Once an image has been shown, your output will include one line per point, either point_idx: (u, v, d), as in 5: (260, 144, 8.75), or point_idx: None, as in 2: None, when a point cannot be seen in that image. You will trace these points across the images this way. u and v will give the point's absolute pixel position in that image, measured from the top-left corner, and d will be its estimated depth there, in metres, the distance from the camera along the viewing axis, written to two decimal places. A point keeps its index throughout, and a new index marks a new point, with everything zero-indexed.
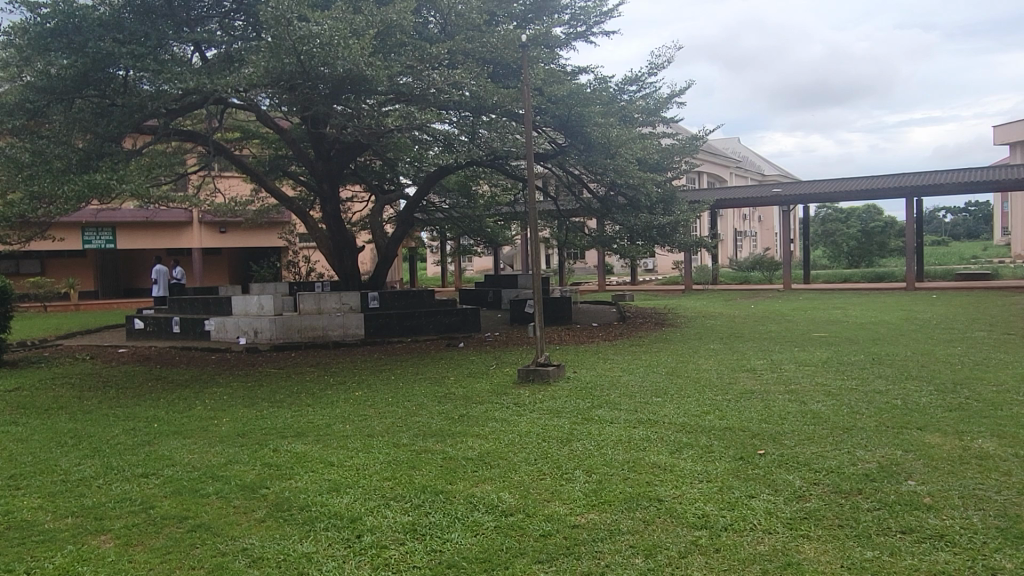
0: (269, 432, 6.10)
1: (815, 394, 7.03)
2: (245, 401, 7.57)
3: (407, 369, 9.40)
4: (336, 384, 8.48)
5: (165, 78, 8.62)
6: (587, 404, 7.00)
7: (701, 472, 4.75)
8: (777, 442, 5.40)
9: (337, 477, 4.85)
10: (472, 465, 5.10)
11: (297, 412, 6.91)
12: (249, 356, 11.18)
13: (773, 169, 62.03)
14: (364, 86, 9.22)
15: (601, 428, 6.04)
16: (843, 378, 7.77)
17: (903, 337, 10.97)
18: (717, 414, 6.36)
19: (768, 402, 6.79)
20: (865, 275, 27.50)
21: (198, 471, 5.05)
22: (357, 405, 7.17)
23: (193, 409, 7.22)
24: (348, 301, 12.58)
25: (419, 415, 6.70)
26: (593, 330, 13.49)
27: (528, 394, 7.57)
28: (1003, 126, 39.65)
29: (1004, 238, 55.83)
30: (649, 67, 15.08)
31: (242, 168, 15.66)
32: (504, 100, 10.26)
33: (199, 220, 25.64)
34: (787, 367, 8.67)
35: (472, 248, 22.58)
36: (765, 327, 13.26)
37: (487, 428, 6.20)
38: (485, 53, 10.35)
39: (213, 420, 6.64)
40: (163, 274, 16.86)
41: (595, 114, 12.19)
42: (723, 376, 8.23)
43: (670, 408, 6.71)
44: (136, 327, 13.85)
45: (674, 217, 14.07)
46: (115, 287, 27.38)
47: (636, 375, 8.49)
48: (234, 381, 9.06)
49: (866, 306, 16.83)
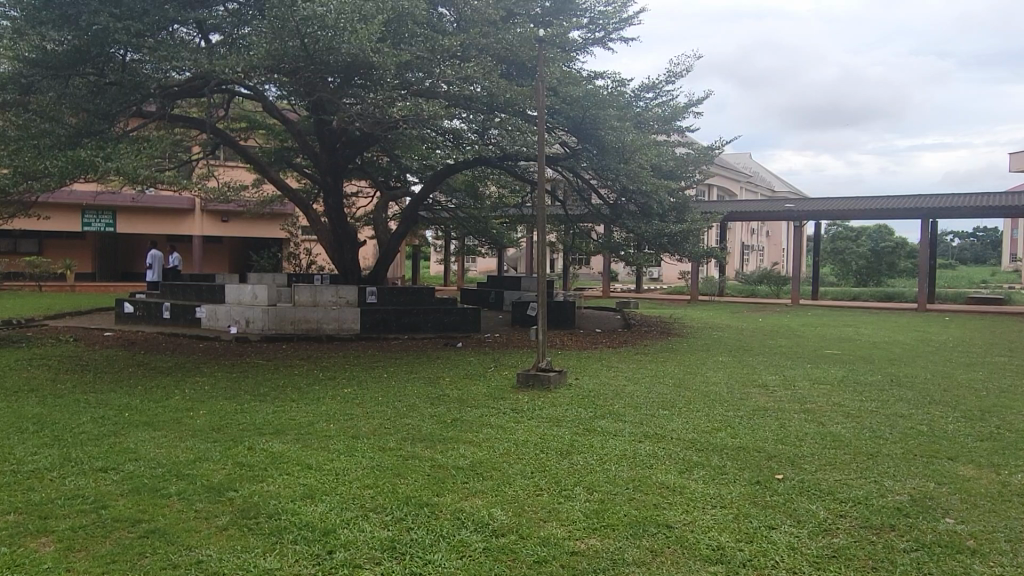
0: (248, 428, 5.67)
1: (834, 415, 6.58)
2: (227, 393, 7.16)
3: (401, 368, 8.95)
4: (325, 380, 8.04)
5: (161, 57, 8.20)
6: (589, 414, 6.56)
7: (715, 497, 4.31)
8: (796, 465, 4.96)
9: (314, 483, 4.42)
10: (463, 476, 4.66)
11: (279, 407, 6.48)
12: (237, 347, 10.75)
13: (783, 184, 61.56)
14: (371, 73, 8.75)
15: (604, 441, 5.60)
16: (862, 399, 7.31)
17: (921, 359, 10.50)
18: (729, 432, 5.91)
19: (783, 421, 6.33)
20: (875, 294, 27.01)
21: (163, 467, 4.63)
22: (344, 403, 6.75)
23: (171, 399, 6.79)
24: (344, 294, 12.06)
25: (410, 417, 6.26)
26: (596, 336, 13.06)
27: (527, 399, 7.13)
28: (1020, 151, 39.15)
29: (1012, 264, 55.31)
30: (667, 74, 14.65)
31: (245, 158, 15.20)
32: (517, 96, 9.72)
33: (202, 208, 25.26)
34: (801, 384, 8.21)
35: (476, 248, 22.17)
36: (775, 341, 12.81)
37: (481, 435, 5.76)
38: (500, 51, 9.88)
39: (189, 413, 6.22)
40: (158, 259, 16.47)
41: (610, 117, 11.69)
42: (734, 391, 7.78)
43: (678, 422, 6.26)
44: (126, 310, 13.51)
45: (686, 225, 13.61)
46: (113, 270, 27.06)
47: (642, 386, 8.04)
48: (219, 371, 8.63)
49: (879, 325, 16.35)
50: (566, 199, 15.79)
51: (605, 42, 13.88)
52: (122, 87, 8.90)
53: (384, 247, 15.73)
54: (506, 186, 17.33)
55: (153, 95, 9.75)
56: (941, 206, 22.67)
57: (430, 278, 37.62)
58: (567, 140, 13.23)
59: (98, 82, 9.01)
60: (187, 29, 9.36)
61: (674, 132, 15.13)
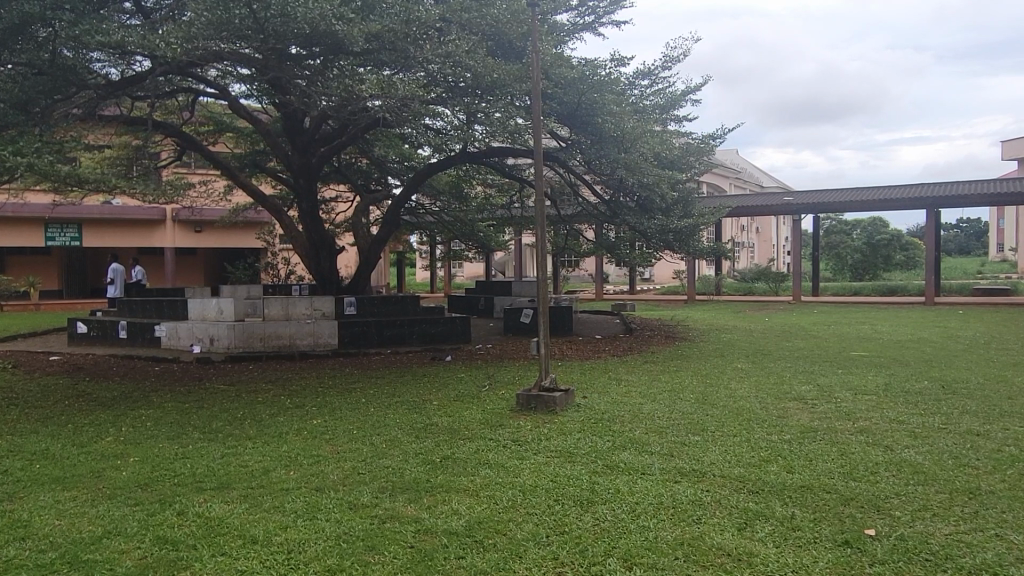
0: (185, 482, 4.50)
1: (897, 436, 5.50)
2: (171, 432, 5.97)
3: (381, 390, 7.78)
4: (292, 410, 6.85)
5: (87, 34, 7.13)
6: (609, 444, 5.44)
7: (797, 570, 3.22)
8: (885, 513, 3.90)
9: (257, 570, 3.27)
10: (458, 548, 3.51)
11: (232, 450, 5.30)
12: (199, 368, 9.58)
13: (772, 179, 60.46)
14: (335, 42, 7.72)
15: (633, 483, 4.50)
16: (922, 414, 6.23)
17: (960, 359, 9.48)
18: (782, 464, 4.84)
19: (842, 447, 5.25)
20: (877, 287, 26.15)
21: (55, 552, 3.46)
22: (312, 442, 5.58)
23: (99, 443, 5.59)
24: (320, 306, 10.94)
25: (389, 457, 5.10)
26: (597, 343, 12.00)
27: (530, 426, 6.04)
28: (1014, 139, 38.34)
29: (999, 253, 54.93)
30: (663, 59, 13.59)
31: (211, 161, 14.01)
32: (506, 78, 8.58)
33: (172, 218, 23.96)
34: (843, 396, 7.17)
35: (462, 252, 21.05)
36: (792, 343, 11.78)
37: (478, 479, 4.63)
38: (486, 28, 8.73)
39: (115, 462, 5.02)
40: (119, 273, 15.27)
41: (608, 101, 10.65)
42: (768, 407, 6.73)
43: (716, 453, 5.16)
44: (79, 330, 12.27)
45: (692, 220, 12.52)
46: (80, 288, 25.67)
47: (660, 403, 6.94)
48: (170, 400, 7.44)
49: (895, 322, 15.33)
50: (558, 196, 14.72)
51: (596, 27, 12.83)
52: (52, 72, 7.74)
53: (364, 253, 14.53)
54: (493, 185, 16.20)
55: (91, 87, 8.60)
56: (946, 195, 21.77)
57: (415, 286, 36.42)
58: (560, 131, 12.21)
59: (23, 70, 7.87)
60: (124, 8, 8.22)
61: (672, 122, 14.05)
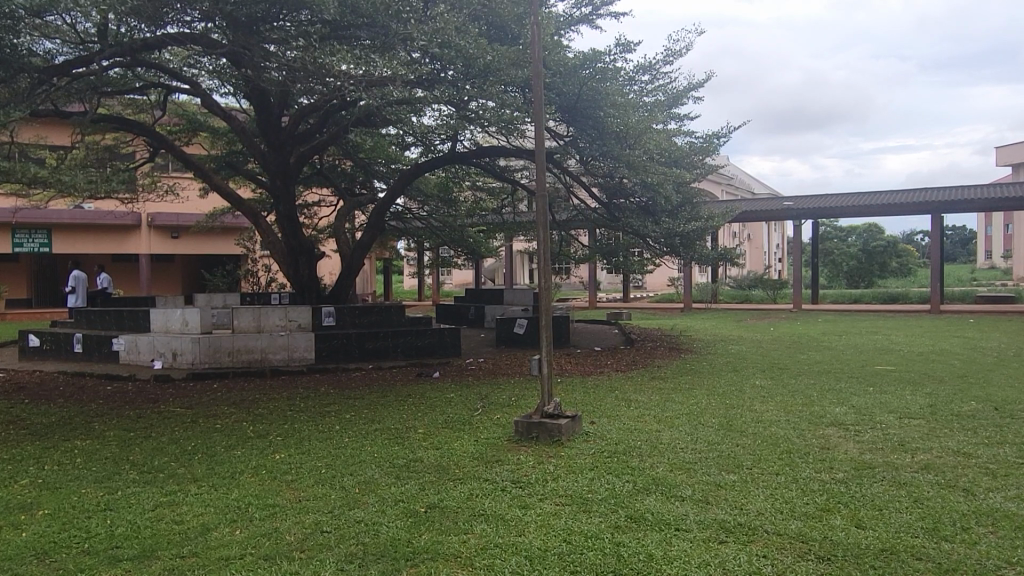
0: (96, 548, 3.52)
1: (974, 475, 4.61)
2: (102, 472, 4.96)
3: (359, 415, 6.78)
4: (253, 441, 5.85)
5: None
6: (630, 488, 4.50)
7: None
8: None
9: None
10: None
11: (170, 499, 4.31)
12: (157, 388, 8.54)
13: (761, 186, 59.93)
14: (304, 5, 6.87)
15: (670, 547, 3.54)
16: (989, 444, 5.36)
17: (997, 375, 8.64)
18: (849, 516, 3.91)
19: (914, 490, 4.34)
20: (877, 295, 25.46)
21: None
22: (272, 485, 4.60)
23: (8, 488, 4.59)
24: (295, 317, 9.98)
25: (363, 507, 4.14)
26: (598, 355, 11.10)
27: (535, 462, 5.08)
28: (1006, 146, 37.92)
29: (988, 259, 54.69)
30: (664, 53, 12.71)
31: (180, 161, 12.96)
32: (503, 61, 7.63)
33: (147, 223, 22.89)
34: (886, 420, 6.30)
35: (452, 259, 20.14)
36: (806, 355, 10.94)
37: (472, 542, 3.65)
38: (478, 6, 7.79)
39: (15, 517, 4.00)
40: (83, 281, 14.20)
41: (611, 91, 9.74)
42: (805, 434, 5.84)
43: (763, 500, 4.22)
44: (32, 344, 11.20)
45: (699, 223, 11.62)
46: (50, 297, 24.46)
47: (681, 430, 6.02)
48: (113, 428, 6.42)
49: (908, 331, 14.55)
50: (554, 200, 13.67)
51: (593, 19, 11.93)
52: None
53: (346, 260, 13.56)
54: (483, 189, 15.31)
55: (32, 70, 7.58)
56: (949, 199, 21.00)
57: (403, 294, 35.43)
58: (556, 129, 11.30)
59: None
60: None
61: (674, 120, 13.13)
